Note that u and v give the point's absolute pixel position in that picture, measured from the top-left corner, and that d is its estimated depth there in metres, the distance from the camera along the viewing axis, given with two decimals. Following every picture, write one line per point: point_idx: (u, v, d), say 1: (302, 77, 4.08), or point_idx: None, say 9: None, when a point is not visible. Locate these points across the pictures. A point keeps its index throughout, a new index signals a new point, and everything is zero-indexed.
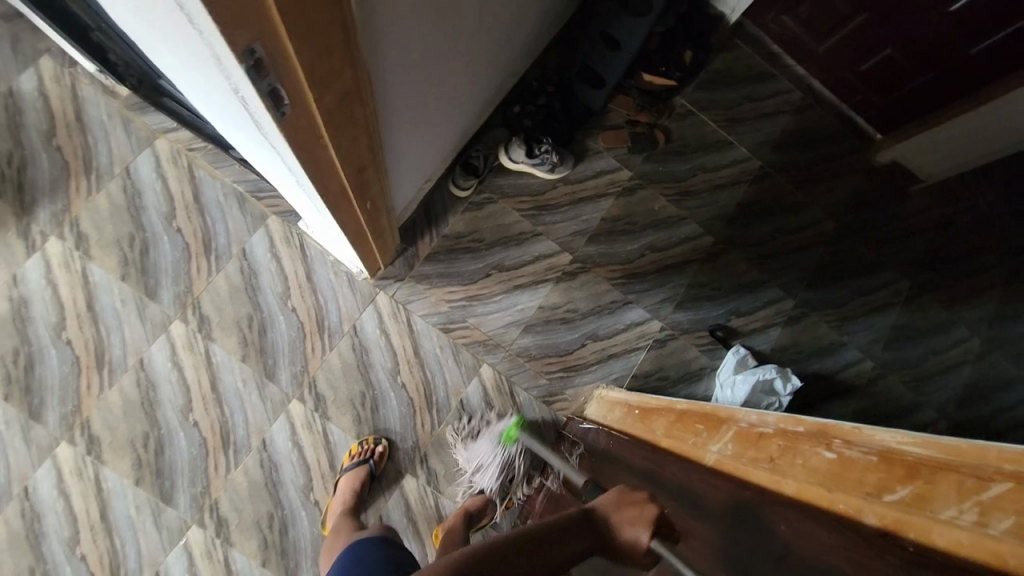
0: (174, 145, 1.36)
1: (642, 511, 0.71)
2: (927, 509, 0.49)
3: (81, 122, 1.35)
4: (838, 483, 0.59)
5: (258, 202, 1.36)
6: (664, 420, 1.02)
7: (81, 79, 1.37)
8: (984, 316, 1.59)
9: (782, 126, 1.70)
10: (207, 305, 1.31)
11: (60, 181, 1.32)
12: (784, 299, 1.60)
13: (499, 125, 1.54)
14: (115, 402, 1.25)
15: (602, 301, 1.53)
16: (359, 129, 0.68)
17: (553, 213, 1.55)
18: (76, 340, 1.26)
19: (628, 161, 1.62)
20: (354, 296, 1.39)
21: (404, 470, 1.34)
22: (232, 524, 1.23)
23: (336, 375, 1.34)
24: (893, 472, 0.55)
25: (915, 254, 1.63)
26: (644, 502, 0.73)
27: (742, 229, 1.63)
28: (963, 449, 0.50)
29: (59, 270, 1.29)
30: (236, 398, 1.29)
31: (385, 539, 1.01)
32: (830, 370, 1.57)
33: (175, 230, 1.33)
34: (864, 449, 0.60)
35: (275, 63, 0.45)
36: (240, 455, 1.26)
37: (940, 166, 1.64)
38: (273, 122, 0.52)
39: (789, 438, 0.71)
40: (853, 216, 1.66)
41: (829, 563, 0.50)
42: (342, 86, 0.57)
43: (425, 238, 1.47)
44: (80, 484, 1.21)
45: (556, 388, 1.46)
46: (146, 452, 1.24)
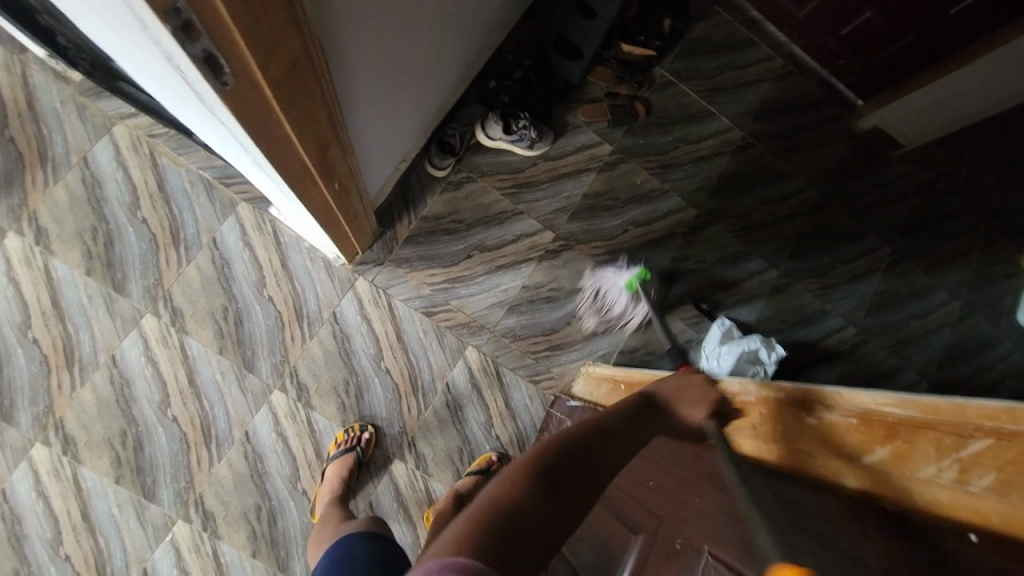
0: (134, 132, 1.30)
1: (704, 393, 0.82)
2: (907, 469, 0.49)
3: (33, 111, 1.28)
4: (817, 447, 0.59)
5: (227, 188, 1.31)
6: None
7: (30, 64, 1.29)
8: (965, 280, 1.60)
9: (763, 95, 1.67)
10: (179, 297, 1.27)
11: (14, 174, 1.26)
12: (768, 270, 1.60)
13: (475, 101, 1.50)
14: (89, 400, 1.21)
15: (587, 278, 1.51)
16: (314, 101, 0.65)
17: (534, 190, 1.52)
18: (44, 339, 1.22)
19: (608, 134, 1.59)
20: (332, 283, 1.35)
21: (392, 454, 1.34)
22: (218, 517, 1.22)
23: (318, 364, 1.32)
24: (872, 433, 0.54)
25: (896, 220, 1.64)
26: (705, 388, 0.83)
27: (724, 200, 1.62)
28: (942, 407, 0.49)
29: (20, 267, 1.23)
30: (215, 391, 1.26)
31: (372, 534, 0.99)
32: (814, 338, 1.58)
33: (140, 221, 1.28)
34: (844, 411, 0.58)
35: (206, 24, 0.42)
36: (223, 448, 1.24)
37: (918, 131, 1.63)
38: (215, 92, 0.49)
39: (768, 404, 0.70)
40: (835, 184, 1.65)
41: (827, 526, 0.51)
42: (290, 53, 0.54)
43: (403, 220, 1.43)
44: (58, 485, 1.18)
45: (543, 367, 1.44)
46: (124, 450, 1.21)
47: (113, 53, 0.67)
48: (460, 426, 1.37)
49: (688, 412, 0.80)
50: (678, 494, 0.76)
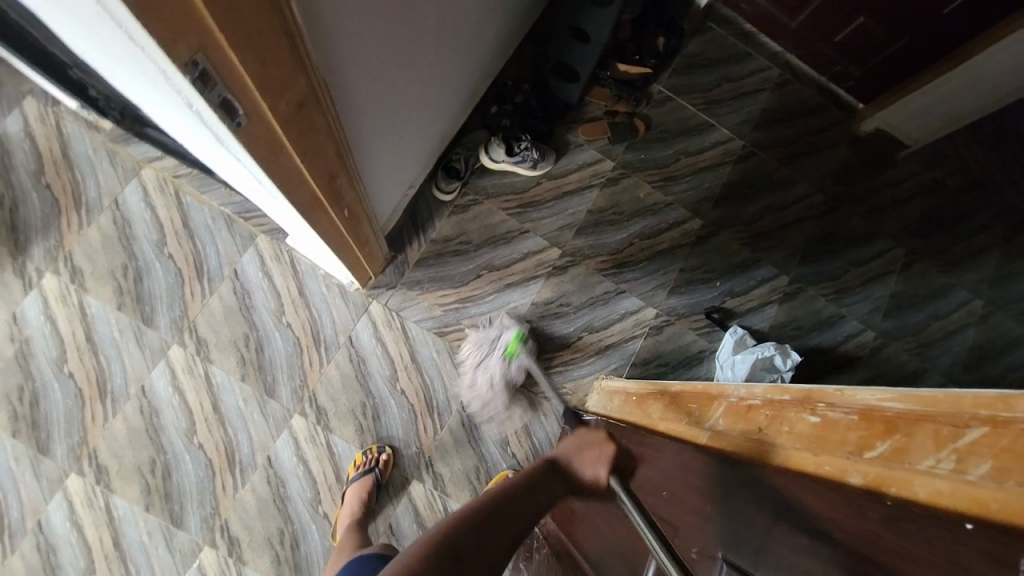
0: (160, 174, 1.38)
1: (602, 451, 0.95)
2: (907, 462, 0.48)
3: (68, 159, 1.37)
4: (822, 446, 0.58)
5: (246, 222, 1.38)
6: (660, 403, 1.01)
7: (65, 116, 1.38)
8: (984, 279, 1.59)
9: (761, 104, 1.70)
10: (203, 326, 1.32)
11: (51, 219, 1.34)
12: (779, 277, 1.60)
13: (478, 126, 1.56)
14: (120, 430, 1.26)
15: (596, 292, 1.53)
16: (322, 136, 0.70)
17: (539, 209, 1.56)
18: (78, 372, 1.27)
19: (610, 151, 1.63)
20: (348, 307, 1.40)
21: (410, 476, 1.35)
22: (243, 542, 1.24)
23: (336, 388, 1.35)
24: (873, 428, 0.54)
25: (908, 221, 1.63)
26: (600, 446, 0.97)
27: (730, 210, 1.63)
28: (939, 399, 0.48)
29: (56, 305, 1.30)
30: (238, 417, 1.30)
31: (381, 555, 1.01)
32: (832, 343, 1.57)
33: (166, 257, 1.35)
34: (846, 409, 0.58)
35: (221, 73, 0.47)
36: (246, 473, 1.27)
37: (925, 130, 1.63)
38: (231, 134, 0.54)
39: (775, 406, 0.69)
40: (842, 187, 1.66)
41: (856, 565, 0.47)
42: (298, 92, 0.59)
43: (413, 244, 1.48)
44: (92, 514, 1.22)
45: (557, 383, 1.46)
46: (154, 477, 1.24)
47: (135, 99, 0.72)
48: (476, 446, 1.38)
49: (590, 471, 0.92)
50: (692, 505, 0.72)
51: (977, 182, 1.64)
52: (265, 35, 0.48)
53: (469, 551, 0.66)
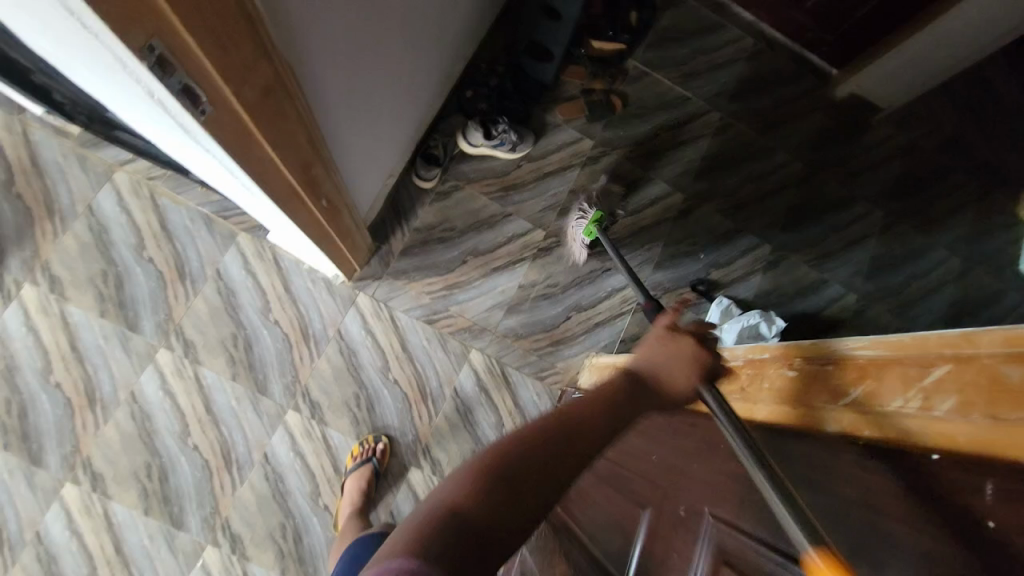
0: (134, 177, 1.36)
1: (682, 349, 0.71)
2: (879, 406, 0.49)
3: (37, 168, 1.34)
4: (800, 398, 0.60)
5: (226, 221, 1.37)
6: None
7: (31, 124, 1.35)
8: (962, 237, 1.62)
9: (736, 74, 1.71)
10: (189, 328, 1.31)
11: (25, 229, 1.31)
12: (762, 246, 1.63)
13: (456, 112, 1.55)
14: (113, 437, 1.25)
15: (581, 272, 1.54)
16: (292, 124, 0.69)
17: (521, 192, 1.56)
18: (65, 382, 1.26)
19: (588, 130, 1.63)
20: (335, 301, 1.40)
21: (408, 463, 1.36)
22: (245, 539, 1.25)
23: (328, 381, 1.35)
24: (846, 375, 0.55)
25: (885, 183, 1.66)
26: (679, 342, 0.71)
27: (709, 183, 1.65)
28: (907, 342, 0.50)
29: (37, 315, 1.28)
30: (232, 416, 1.29)
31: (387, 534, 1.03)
32: (816, 308, 1.60)
33: (147, 260, 1.33)
34: (820, 361, 0.60)
35: (181, 60, 0.46)
36: (244, 471, 1.27)
37: (895, 92, 1.64)
38: (196, 122, 0.53)
39: (756, 365, 0.71)
40: (820, 154, 1.68)
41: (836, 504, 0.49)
42: (263, 78, 0.58)
43: (397, 233, 1.48)
44: (90, 521, 1.22)
45: (548, 363, 1.48)
46: (150, 482, 1.24)
47: (101, 95, 0.70)
48: (471, 430, 1.40)
49: (673, 376, 0.69)
50: (677, 465, 0.74)
51: (950, 142, 1.67)
52: (221, 17, 0.48)
53: (532, 481, 0.52)
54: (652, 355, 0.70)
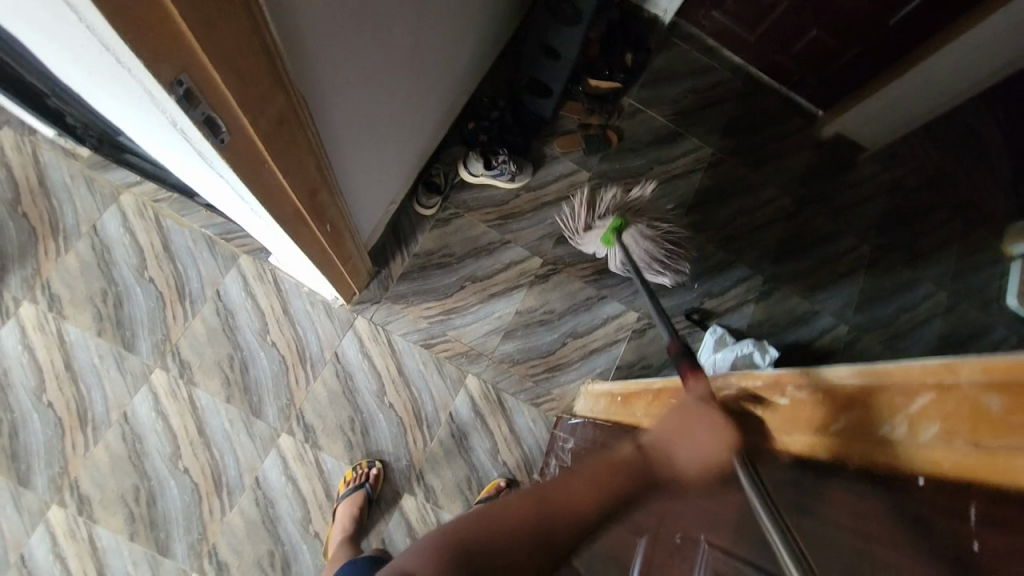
0: (139, 199, 1.38)
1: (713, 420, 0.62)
2: (867, 432, 0.51)
3: (45, 188, 1.36)
4: (792, 425, 0.61)
5: (228, 243, 1.39)
6: (644, 401, 1.05)
7: (42, 145, 1.38)
8: (947, 271, 1.67)
9: (726, 113, 1.78)
10: (186, 349, 1.31)
11: (28, 247, 1.32)
12: (753, 277, 1.67)
13: (457, 142, 1.60)
14: (102, 458, 1.23)
15: (577, 299, 1.57)
16: (303, 152, 0.72)
17: (519, 220, 1.60)
18: (57, 401, 1.25)
19: (585, 162, 1.69)
20: (333, 324, 1.41)
21: (401, 489, 1.35)
22: (233, 566, 1.22)
23: (323, 404, 1.35)
24: (835, 402, 0.57)
25: (870, 218, 1.72)
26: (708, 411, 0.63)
27: (702, 215, 1.70)
28: (891, 370, 0.52)
29: (34, 333, 1.27)
30: (224, 439, 1.28)
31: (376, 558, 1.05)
32: (807, 339, 1.63)
33: (147, 281, 1.34)
34: (810, 388, 0.62)
35: (204, 92, 0.49)
36: (234, 496, 1.25)
37: (876, 133, 1.72)
38: (215, 150, 0.56)
39: (749, 391, 0.73)
40: (807, 189, 1.74)
41: (829, 529, 0.51)
42: (277, 109, 0.61)
43: (397, 258, 1.50)
44: (74, 545, 1.19)
45: (543, 389, 1.48)
46: (138, 505, 1.21)
47: (119, 121, 0.73)
48: (466, 456, 1.39)
49: (689, 451, 0.62)
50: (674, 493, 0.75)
51: (931, 181, 1.74)
52: (243, 53, 0.51)
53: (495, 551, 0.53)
54: (669, 426, 0.63)
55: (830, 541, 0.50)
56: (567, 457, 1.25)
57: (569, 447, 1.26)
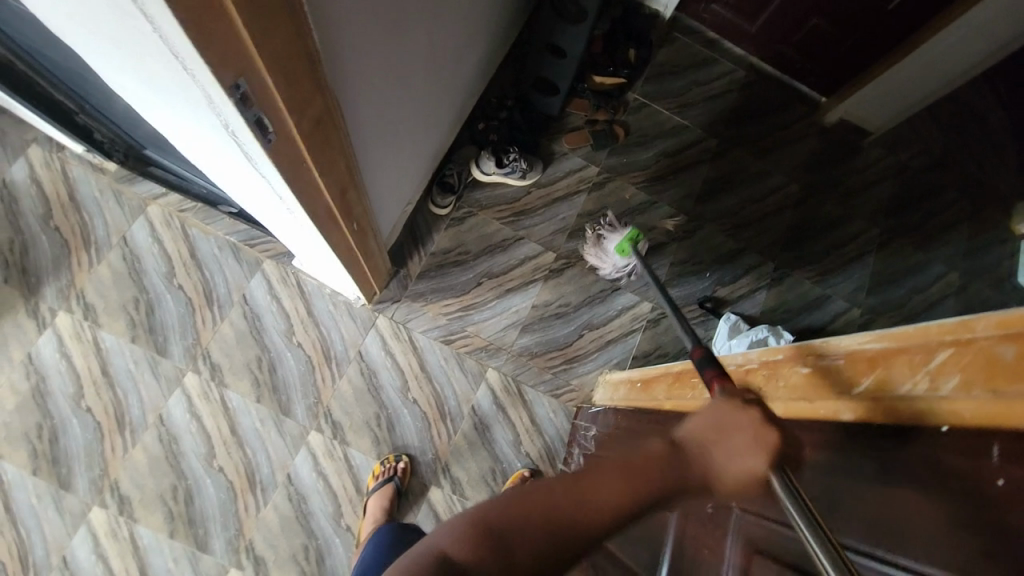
0: (166, 209, 1.43)
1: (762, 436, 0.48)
2: (889, 390, 0.54)
3: (75, 202, 1.40)
4: (816, 391, 0.64)
5: (252, 249, 1.43)
6: (664, 384, 1.07)
7: (70, 161, 1.43)
8: (955, 251, 1.69)
9: (731, 104, 1.81)
10: (216, 352, 1.36)
11: (61, 259, 1.36)
12: (764, 264, 1.69)
13: (468, 143, 1.64)
14: (141, 459, 1.27)
15: (591, 291, 1.60)
16: (335, 151, 0.75)
17: (532, 217, 1.63)
18: (95, 406, 1.29)
19: (594, 157, 1.72)
20: (355, 323, 1.44)
21: (428, 482, 1.38)
22: (269, 561, 1.25)
23: (349, 401, 1.39)
24: (858, 366, 0.59)
25: (878, 202, 1.74)
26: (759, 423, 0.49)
27: (711, 205, 1.73)
28: (909, 332, 0.55)
29: (71, 341, 1.32)
30: (256, 438, 1.32)
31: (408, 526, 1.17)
32: (821, 323, 1.65)
33: (176, 288, 1.38)
34: (832, 356, 0.64)
35: (256, 94, 0.52)
36: (268, 492, 1.29)
37: (880, 119, 1.75)
38: (262, 150, 0.59)
39: (771, 365, 0.75)
40: (814, 176, 1.77)
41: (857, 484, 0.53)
42: (315, 110, 0.64)
43: (415, 257, 1.54)
44: (116, 544, 1.22)
45: (562, 380, 1.52)
46: (176, 504, 1.25)
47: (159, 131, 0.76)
48: (490, 447, 1.43)
49: (732, 461, 0.49)
50: None
51: (936, 164, 1.77)
52: (288, 56, 0.54)
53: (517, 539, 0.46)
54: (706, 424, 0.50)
55: (857, 495, 0.52)
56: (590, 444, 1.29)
57: (592, 435, 1.30)
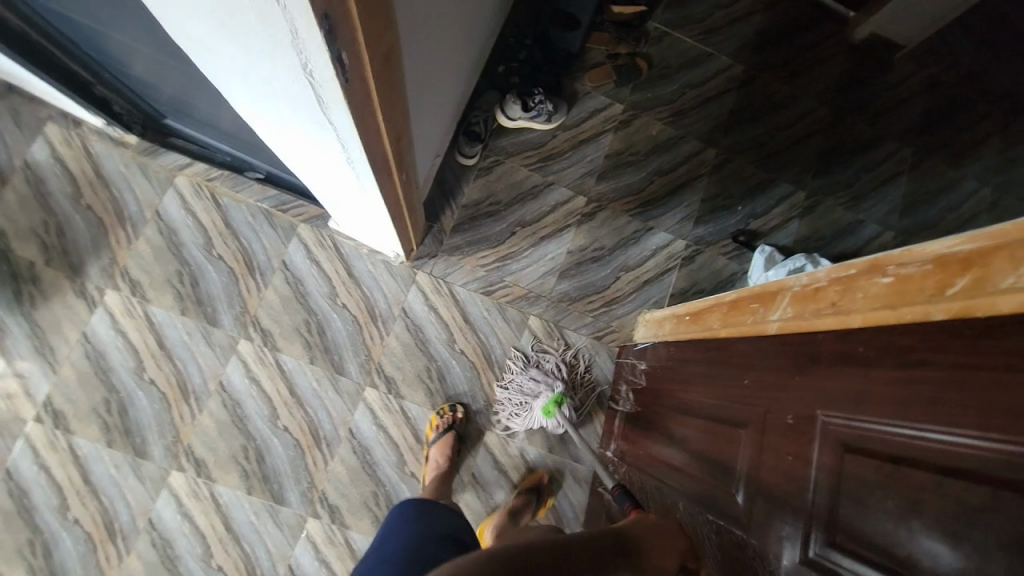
0: (193, 180, 1.41)
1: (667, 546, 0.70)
2: (988, 286, 0.54)
3: (102, 178, 1.38)
4: (899, 299, 0.64)
5: (285, 214, 1.42)
6: (718, 314, 1.07)
7: (90, 137, 1.39)
8: (989, 166, 1.66)
9: (756, 26, 1.73)
10: (265, 319, 1.38)
11: (99, 238, 1.36)
12: (797, 192, 1.67)
13: (489, 88, 1.58)
14: (210, 424, 1.31)
15: (625, 233, 1.60)
16: (395, 93, 0.73)
17: (560, 161, 1.60)
18: (158, 377, 1.32)
19: (618, 94, 1.66)
20: (396, 281, 1.45)
21: (484, 427, 1.44)
22: (343, 509, 1.32)
23: (399, 356, 1.42)
24: (949, 269, 0.59)
25: (911, 120, 1.69)
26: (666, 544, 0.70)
27: (739, 135, 1.68)
28: (1008, 229, 0.54)
29: (123, 318, 1.33)
30: (315, 396, 1.36)
31: (433, 502, 1.09)
32: (855, 248, 1.64)
33: (217, 258, 1.38)
34: (917, 264, 0.63)
35: (341, 27, 0.50)
36: (333, 446, 1.35)
37: (914, 29, 1.66)
38: (339, 90, 0.57)
39: (842, 281, 0.75)
40: (845, 97, 1.71)
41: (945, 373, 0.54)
42: (384, 47, 0.62)
43: (447, 211, 1.52)
44: (199, 504, 1.28)
45: (604, 322, 1.54)
46: (250, 463, 1.31)
47: (214, 78, 0.74)
48: None
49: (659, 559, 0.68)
50: (772, 382, 0.79)
51: (969, 76, 1.70)
52: None
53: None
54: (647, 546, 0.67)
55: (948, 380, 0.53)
56: (640, 378, 1.32)
57: (641, 368, 1.33)
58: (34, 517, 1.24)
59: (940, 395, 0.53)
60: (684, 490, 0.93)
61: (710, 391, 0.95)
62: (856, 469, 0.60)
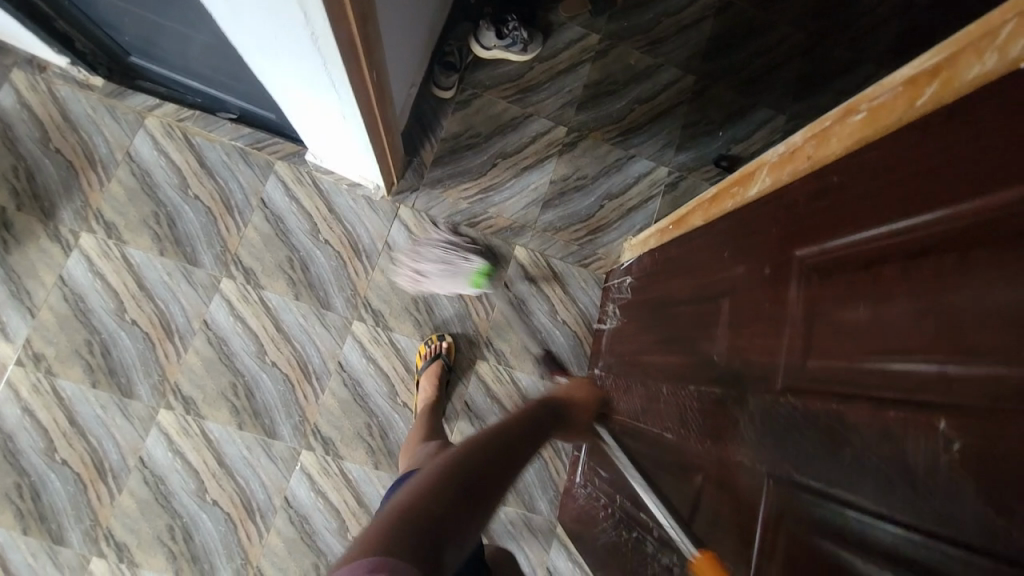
0: (164, 120, 1.37)
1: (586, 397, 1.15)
2: (956, 83, 0.54)
3: (70, 121, 1.35)
4: (871, 128, 0.63)
5: (260, 151, 1.40)
6: (699, 212, 1.07)
7: (55, 80, 1.35)
8: None
9: None
10: (246, 256, 1.36)
11: (70, 181, 1.33)
12: (777, 116, 1.66)
13: (462, 19, 1.56)
14: (197, 363, 1.30)
15: (608, 161, 1.59)
16: None
17: (538, 92, 1.58)
18: (140, 318, 1.30)
19: (592, 24, 1.65)
20: (378, 216, 1.44)
21: (475, 356, 1.44)
22: (337, 441, 1.32)
23: (385, 290, 1.41)
24: (917, 86, 0.59)
25: (888, 41, 1.68)
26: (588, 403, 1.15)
27: (717, 62, 1.67)
28: (971, 31, 0.54)
29: (100, 260, 1.31)
30: (302, 332, 1.35)
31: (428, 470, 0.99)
32: None
33: (193, 198, 1.36)
34: (887, 92, 0.63)
35: None
36: (323, 380, 1.34)
37: None
38: None
39: (818, 135, 0.74)
40: (819, 22, 1.71)
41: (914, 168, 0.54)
42: None
43: (427, 145, 1.51)
44: (190, 441, 1.27)
45: (590, 251, 1.53)
46: (239, 399, 1.30)
47: None
48: (528, 319, 1.47)
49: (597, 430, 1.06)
50: (750, 245, 0.79)
51: None
52: None
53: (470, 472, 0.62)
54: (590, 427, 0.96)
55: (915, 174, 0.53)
56: (625, 292, 1.32)
57: (626, 283, 1.33)
58: (21, 460, 1.23)
59: (912, 187, 0.53)
60: (669, 375, 0.93)
61: (696, 274, 0.94)
62: (832, 286, 0.60)
